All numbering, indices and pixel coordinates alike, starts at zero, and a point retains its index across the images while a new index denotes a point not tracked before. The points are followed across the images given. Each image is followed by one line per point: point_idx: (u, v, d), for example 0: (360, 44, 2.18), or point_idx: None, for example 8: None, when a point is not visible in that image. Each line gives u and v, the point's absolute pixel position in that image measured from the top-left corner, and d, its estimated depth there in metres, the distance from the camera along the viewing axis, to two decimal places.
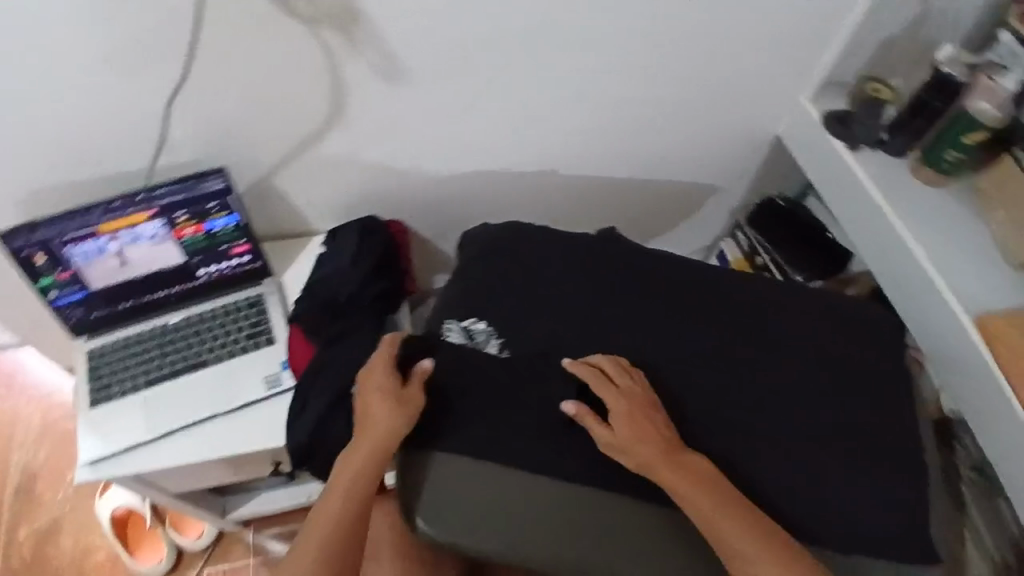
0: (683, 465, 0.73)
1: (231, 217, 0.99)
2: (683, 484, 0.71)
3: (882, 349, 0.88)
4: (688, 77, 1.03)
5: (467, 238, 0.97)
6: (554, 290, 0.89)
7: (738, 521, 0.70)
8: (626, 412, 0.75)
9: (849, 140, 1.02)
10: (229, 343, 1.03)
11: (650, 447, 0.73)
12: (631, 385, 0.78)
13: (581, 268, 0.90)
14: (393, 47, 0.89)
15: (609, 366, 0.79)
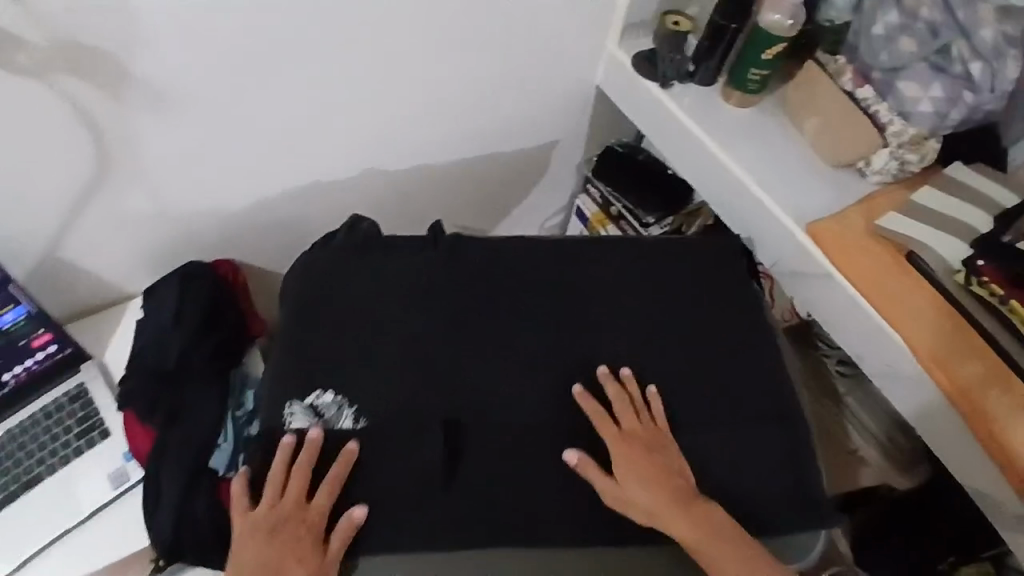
0: (685, 508, 0.73)
1: (19, 309, 0.85)
2: (683, 528, 0.72)
3: (721, 284, 0.91)
4: (487, 46, 1.00)
5: (298, 265, 0.89)
6: (397, 306, 0.84)
7: (734, 556, 0.70)
8: (629, 466, 0.75)
9: (659, 79, 1.04)
10: (57, 448, 0.90)
11: (649, 495, 0.73)
12: (637, 422, 0.78)
13: (421, 278, 0.86)
14: (146, 79, 0.81)
15: (618, 400, 0.79)
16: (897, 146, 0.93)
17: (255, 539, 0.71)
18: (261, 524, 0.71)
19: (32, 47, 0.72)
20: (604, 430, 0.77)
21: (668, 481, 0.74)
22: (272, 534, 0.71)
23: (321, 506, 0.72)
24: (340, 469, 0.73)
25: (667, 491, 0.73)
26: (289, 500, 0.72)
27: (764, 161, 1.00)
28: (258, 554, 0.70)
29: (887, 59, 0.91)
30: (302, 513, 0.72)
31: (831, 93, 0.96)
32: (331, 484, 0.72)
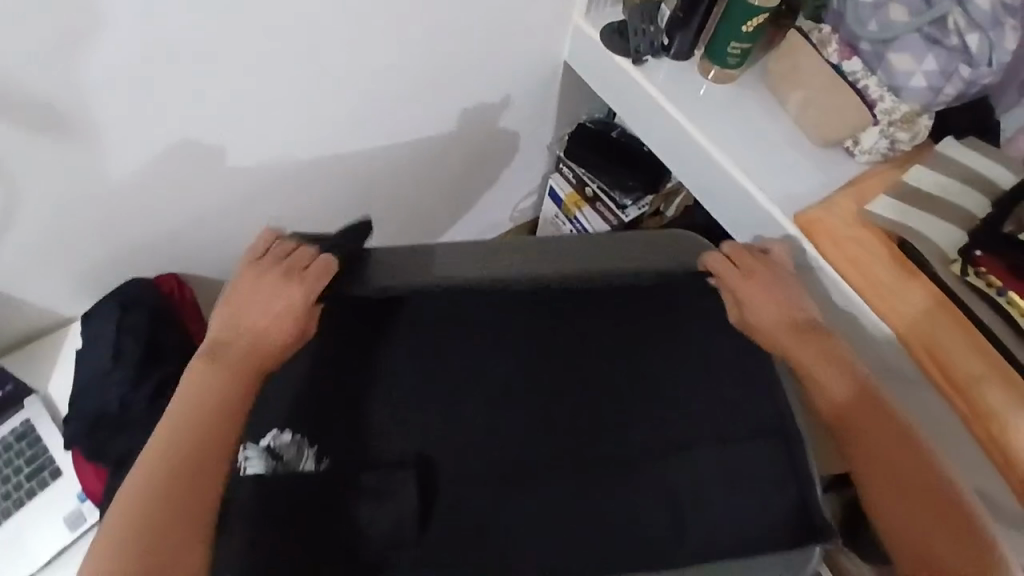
0: (810, 333, 0.81)
1: None
2: (795, 344, 0.80)
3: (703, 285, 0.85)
4: (440, 27, 0.89)
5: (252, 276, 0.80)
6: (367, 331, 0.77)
7: (848, 379, 0.77)
8: (748, 278, 0.83)
9: (631, 54, 0.95)
10: (8, 491, 0.84)
11: (772, 308, 0.82)
12: (773, 268, 0.84)
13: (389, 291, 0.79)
14: (51, 97, 0.70)
15: (737, 248, 0.85)
16: (887, 124, 0.87)
17: (237, 308, 0.76)
18: (234, 295, 0.77)
19: None
20: (725, 274, 0.83)
21: (791, 312, 0.82)
22: (244, 303, 0.76)
23: (316, 285, 0.76)
24: (324, 270, 0.76)
25: (795, 313, 0.82)
26: (282, 277, 0.76)
27: (743, 142, 0.93)
28: (259, 322, 0.75)
29: (877, 28, 0.83)
30: (300, 282, 0.76)
31: (816, 67, 0.89)
32: (322, 279, 0.76)
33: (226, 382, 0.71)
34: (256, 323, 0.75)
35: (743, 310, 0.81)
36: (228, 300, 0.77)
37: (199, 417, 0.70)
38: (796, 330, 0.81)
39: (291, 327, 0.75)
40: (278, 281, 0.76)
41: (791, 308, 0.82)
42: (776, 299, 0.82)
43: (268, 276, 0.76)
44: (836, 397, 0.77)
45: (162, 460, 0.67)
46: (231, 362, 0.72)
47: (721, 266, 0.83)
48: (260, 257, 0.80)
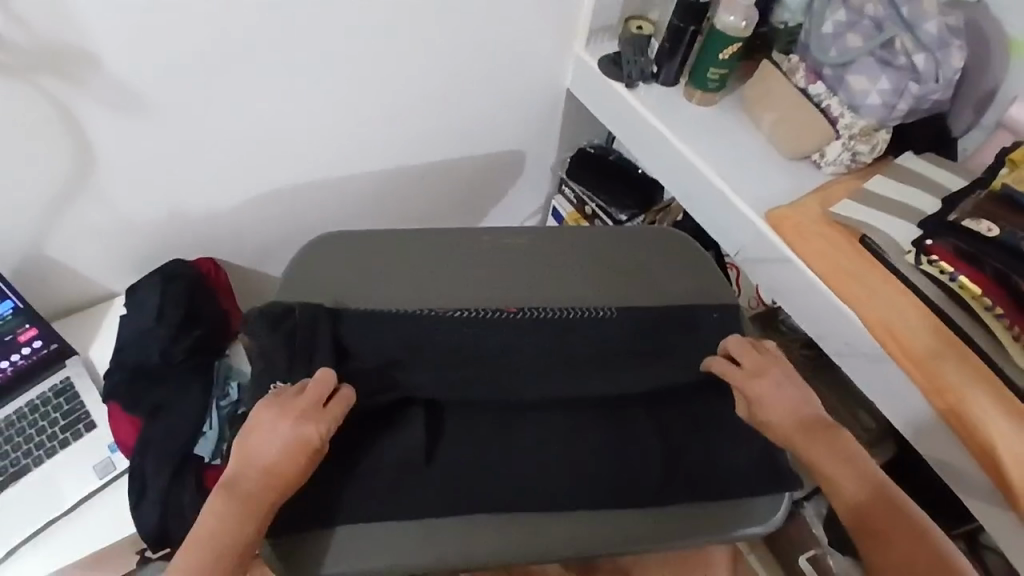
0: (813, 420, 0.76)
1: (7, 302, 0.86)
2: (803, 437, 0.75)
3: (699, 266, 0.94)
4: (462, 50, 1.03)
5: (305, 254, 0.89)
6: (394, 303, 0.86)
7: (838, 459, 0.73)
8: (756, 385, 0.78)
9: (624, 80, 1.09)
10: (44, 440, 0.90)
11: (784, 410, 0.76)
12: (773, 365, 0.80)
13: (410, 268, 0.89)
14: (127, 81, 0.81)
15: (738, 345, 0.82)
16: (848, 137, 0.99)
17: (256, 437, 0.69)
18: (261, 422, 0.70)
19: (12, 46, 0.72)
20: (731, 374, 0.79)
21: (806, 416, 0.76)
22: (267, 429, 0.70)
23: (332, 422, 0.70)
24: (342, 402, 0.72)
25: (798, 405, 0.77)
26: (292, 406, 0.71)
27: (722, 152, 1.05)
28: (269, 459, 0.68)
29: (836, 54, 0.98)
30: (317, 419, 0.70)
31: (784, 90, 1.03)
32: (338, 416, 0.71)
33: (243, 526, 0.66)
34: (273, 448, 0.68)
35: (756, 410, 0.77)
36: (246, 437, 0.69)
37: (219, 546, 0.66)
38: (799, 424, 0.75)
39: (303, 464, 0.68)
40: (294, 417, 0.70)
41: (799, 404, 0.77)
42: (796, 406, 0.77)
43: (280, 408, 0.70)
44: (837, 484, 0.73)
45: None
46: (246, 499, 0.67)
47: (729, 369, 0.80)
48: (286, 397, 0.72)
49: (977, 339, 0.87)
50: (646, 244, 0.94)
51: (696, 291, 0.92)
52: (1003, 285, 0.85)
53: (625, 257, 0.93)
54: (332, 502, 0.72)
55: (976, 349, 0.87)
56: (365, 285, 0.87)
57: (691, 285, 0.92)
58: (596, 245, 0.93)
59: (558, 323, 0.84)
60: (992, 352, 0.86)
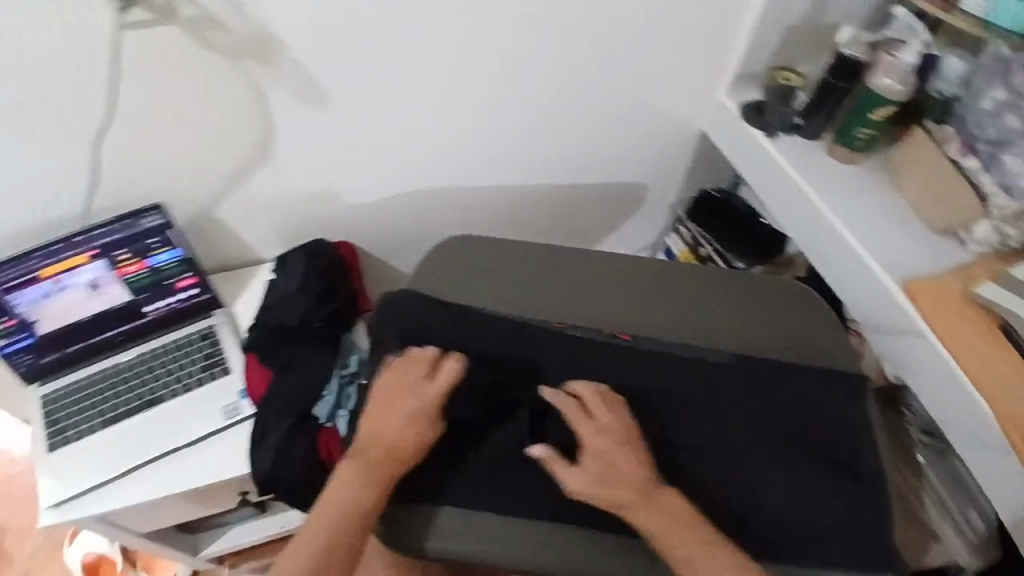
0: (625, 476, 0.74)
1: (174, 251, 0.97)
2: (625, 494, 0.73)
3: (818, 322, 0.93)
4: (611, 81, 1.08)
5: (441, 248, 0.97)
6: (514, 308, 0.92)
7: (676, 512, 0.72)
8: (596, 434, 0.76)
9: (765, 128, 1.09)
10: (183, 376, 1.00)
11: (590, 479, 0.74)
12: (608, 418, 0.77)
13: (533, 278, 0.95)
14: (313, 73, 0.89)
15: (587, 391, 0.79)
16: (999, 218, 0.93)
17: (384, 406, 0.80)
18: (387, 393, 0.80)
19: (231, 32, 0.82)
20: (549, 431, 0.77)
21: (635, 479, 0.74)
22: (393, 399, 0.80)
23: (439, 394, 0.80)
24: (449, 380, 0.80)
25: (620, 454, 0.75)
26: (412, 393, 0.80)
27: (862, 213, 1.03)
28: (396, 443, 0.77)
29: (995, 132, 0.94)
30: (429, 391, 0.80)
31: (936, 158, 0.99)
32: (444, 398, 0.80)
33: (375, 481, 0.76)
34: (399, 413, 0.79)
35: (574, 475, 0.74)
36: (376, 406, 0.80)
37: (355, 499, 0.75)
38: (633, 484, 0.73)
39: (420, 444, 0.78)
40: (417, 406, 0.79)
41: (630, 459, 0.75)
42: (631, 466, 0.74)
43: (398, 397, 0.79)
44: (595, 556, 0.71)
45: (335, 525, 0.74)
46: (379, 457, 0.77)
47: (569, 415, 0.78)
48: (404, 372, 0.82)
49: None
50: (765, 293, 0.95)
51: (811, 349, 0.91)
52: None
53: (745, 303, 0.94)
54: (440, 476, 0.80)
55: None
56: (489, 287, 0.94)
57: (806, 341, 0.91)
58: (718, 286, 0.95)
59: (669, 357, 0.87)
60: None
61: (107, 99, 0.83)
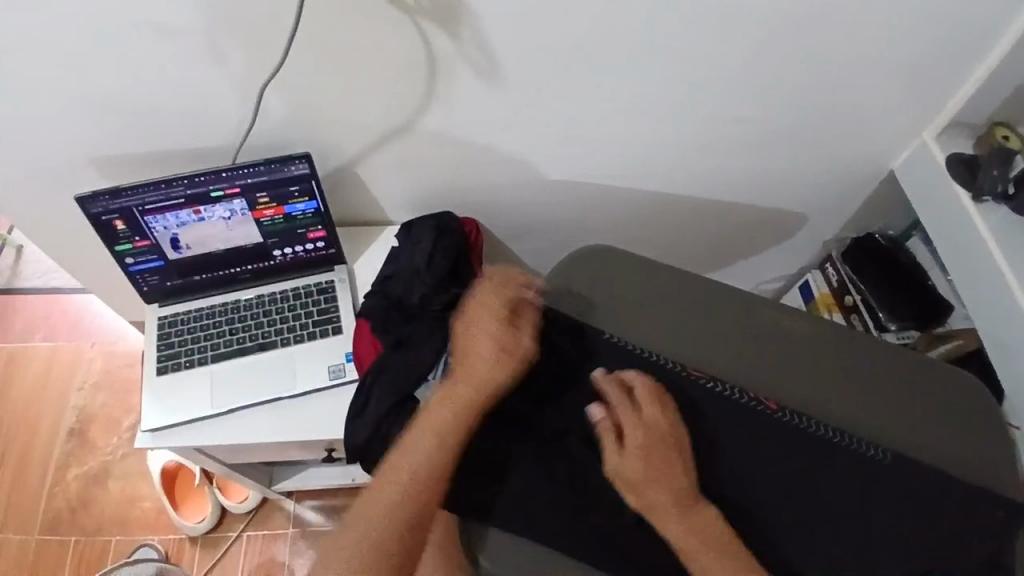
0: (665, 453, 0.76)
1: (311, 203, 0.94)
2: (640, 473, 0.75)
3: (983, 435, 0.82)
4: (803, 104, 0.96)
5: (580, 257, 0.91)
6: (647, 340, 0.87)
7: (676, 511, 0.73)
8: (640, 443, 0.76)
9: (972, 189, 0.95)
10: (296, 327, 0.99)
11: (635, 459, 0.75)
12: (659, 412, 0.78)
13: (674, 309, 0.88)
14: (494, 45, 0.83)
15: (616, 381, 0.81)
16: None
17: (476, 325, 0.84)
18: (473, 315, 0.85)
19: None
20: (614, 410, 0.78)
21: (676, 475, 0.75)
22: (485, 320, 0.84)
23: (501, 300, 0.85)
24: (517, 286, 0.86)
25: (660, 433, 0.77)
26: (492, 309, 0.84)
27: None
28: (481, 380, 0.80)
29: None
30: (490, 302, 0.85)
31: None
32: (531, 324, 0.83)
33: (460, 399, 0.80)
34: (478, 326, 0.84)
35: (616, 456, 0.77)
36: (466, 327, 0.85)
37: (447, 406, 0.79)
38: (672, 483, 0.74)
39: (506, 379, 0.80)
40: (496, 339, 0.82)
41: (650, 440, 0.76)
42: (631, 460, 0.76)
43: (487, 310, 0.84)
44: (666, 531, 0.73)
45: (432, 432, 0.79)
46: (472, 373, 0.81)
47: (608, 387, 0.80)
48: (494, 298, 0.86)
49: None
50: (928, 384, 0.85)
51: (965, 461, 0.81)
52: None
53: (901, 390, 0.85)
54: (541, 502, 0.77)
55: None
56: (625, 311, 0.88)
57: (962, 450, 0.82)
58: (876, 363, 0.86)
59: (806, 433, 0.79)
60: None
61: (284, 37, 0.80)
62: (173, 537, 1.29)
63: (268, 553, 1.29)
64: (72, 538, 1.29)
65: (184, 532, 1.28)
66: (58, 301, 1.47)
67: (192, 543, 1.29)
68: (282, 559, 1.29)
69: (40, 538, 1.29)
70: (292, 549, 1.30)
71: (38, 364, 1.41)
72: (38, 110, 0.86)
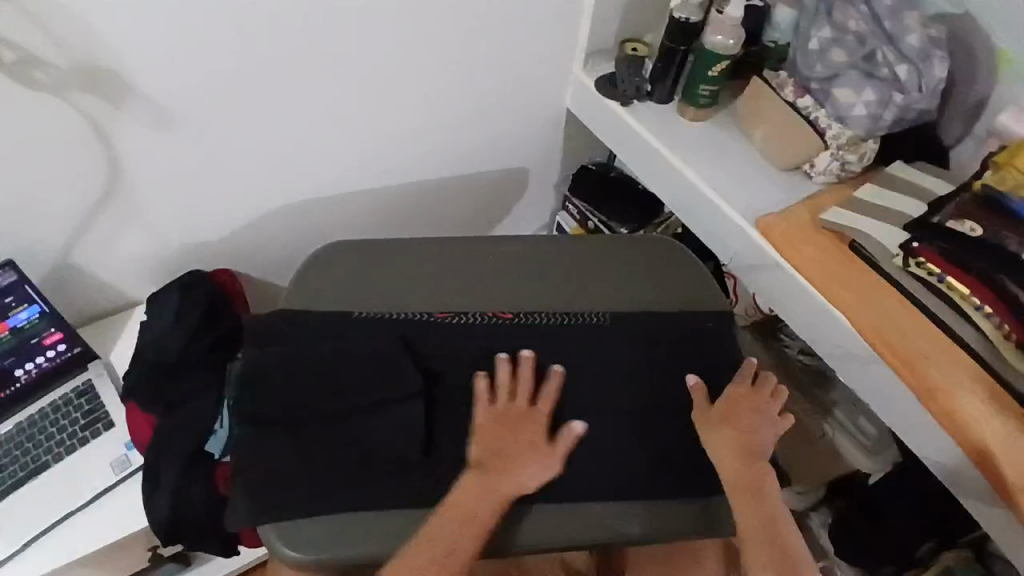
0: (757, 426, 0.90)
1: (34, 307, 0.91)
2: (735, 442, 0.87)
3: (677, 278, 1.03)
4: (465, 73, 1.10)
5: (313, 261, 0.99)
6: (394, 310, 0.96)
7: (754, 476, 0.86)
8: (735, 410, 0.89)
9: (620, 98, 1.13)
10: (64, 438, 0.94)
11: (729, 427, 0.88)
12: (771, 385, 0.92)
13: (411, 276, 0.99)
14: (154, 99, 0.87)
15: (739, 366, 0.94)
16: (836, 148, 1.01)
17: (501, 427, 0.86)
18: (503, 415, 0.87)
19: (50, 67, 0.79)
20: (739, 384, 0.92)
21: (756, 444, 0.88)
22: (515, 425, 0.86)
23: (525, 402, 0.88)
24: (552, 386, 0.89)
25: (762, 410, 0.91)
26: (527, 421, 0.87)
27: (717, 161, 1.09)
28: (504, 462, 0.84)
29: (822, 69, 1.01)
30: (524, 409, 0.88)
31: (775, 103, 1.05)
32: (552, 398, 0.88)
33: (495, 497, 0.81)
34: (512, 432, 0.86)
35: (712, 422, 0.88)
36: (494, 429, 0.86)
37: (488, 489, 0.81)
38: (752, 448, 0.88)
39: (532, 466, 0.84)
40: (507, 421, 0.87)
41: (749, 410, 0.90)
42: (725, 425, 0.88)
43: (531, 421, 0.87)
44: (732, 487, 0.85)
45: (487, 490, 0.81)
46: (511, 481, 0.83)
47: (555, 378, 0.89)
48: (506, 394, 0.88)
49: (969, 341, 0.89)
50: (625, 256, 1.04)
51: (668, 302, 1.01)
52: (990, 286, 0.88)
53: (609, 268, 1.02)
54: (342, 478, 0.83)
55: (968, 352, 0.89)
56: (365, 292, 0.97)
57: (663, 294, 1.01)
58: (583, 255, 1.03)
59: (534, 326, 0.95)
60: (985, 355, 0.88)
61: None
62: None
63: None
64: None
65: None
66: None
67: None
68: None
69: None
70: None
71: None
72: None
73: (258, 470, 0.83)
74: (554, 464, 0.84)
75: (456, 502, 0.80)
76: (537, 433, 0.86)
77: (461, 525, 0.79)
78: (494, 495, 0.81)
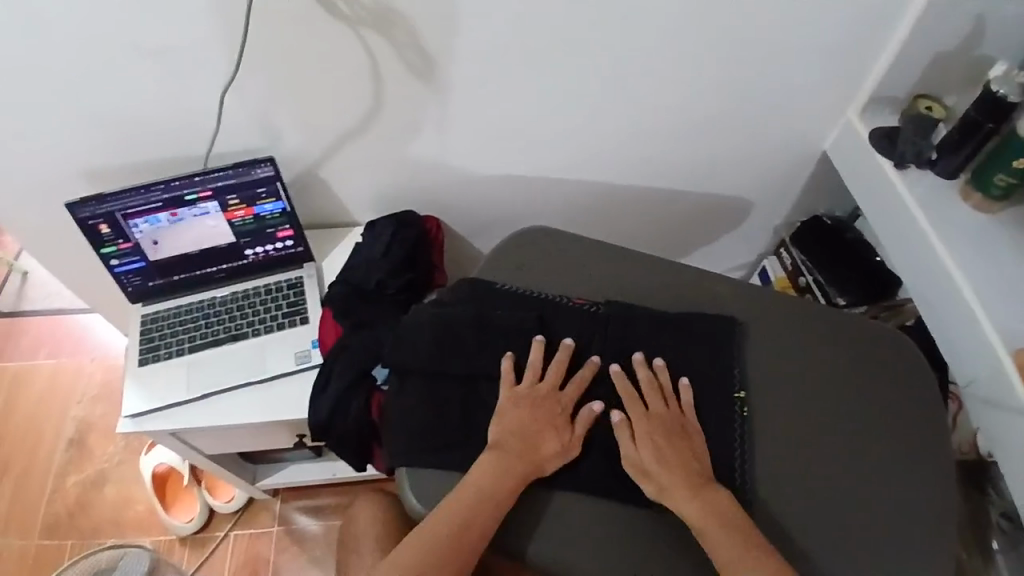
0: (679, 443, 0.82)
1: (278, 204, 1.02)
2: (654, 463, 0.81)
3: (891, 379, 0.91)
4: (728, 92, 1.03)
5: (518, 236, 1.01)
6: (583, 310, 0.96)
7: (707, 495, 0.79)
8: (654, 431, 0.82)
9: (894, 158, 1.00)
10: (266, 319, 1.07)
11: (647, 449, 0.82)
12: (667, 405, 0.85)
13: (609, 282, 0.97)
14: (430, 47, 0.91)
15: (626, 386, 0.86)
16: None
17: (516, 410, 0.85)
18: (524, 399, 0.85)
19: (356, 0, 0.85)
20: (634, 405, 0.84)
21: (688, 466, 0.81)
22: (530, 405, 0.85)
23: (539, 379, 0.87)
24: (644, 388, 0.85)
25: (679, 428, 0.83)
26: (537, 402, 0.85)
27: (987, 265, 0.93)
28: (522, 441, 0.82)
29: None
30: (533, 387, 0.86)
31: None
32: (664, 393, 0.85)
33: (501, 485, 0.79)
34: (523, 411, 0.84)
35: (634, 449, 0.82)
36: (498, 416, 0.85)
37: (499, 478, 0.80)
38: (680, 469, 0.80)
39: (553, 444, 0.83)
40: (530, 403, 0.85)
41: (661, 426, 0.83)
42: (648, 448, 0.82)
43: (528, 400, 0.85)
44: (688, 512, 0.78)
45: (484, 475, 0.80)
46: (513, 458, 0.81)
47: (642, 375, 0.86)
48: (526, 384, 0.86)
49: None
50: (841, 338, 0.93)
51: (873, 404, 0.89)
52: None
53: (820, 340, 0.93)
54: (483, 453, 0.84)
55: None
56: (555, 279, 0.98)
57: (871, 393, 0.90)
58: (796, 322, 0.94)
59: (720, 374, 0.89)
60: None
61: (240, 48, 0.89)
62: (164, 537, 1.35)
63: (254, 550, 1.34)
64: (69, 542, 1.36)
65: (174, 532, 1.33)
66: (60, 321, 1.58)
67: (182, 543, 1.35)
68: (266, 556, 1.34)
69: (40, 542, 1.36)
70: (277, 546, 1.35)
71: (42, 380, 1.51)
72: (31, 131, 0.96)
73: (412, 413, 0.87)
74: (576, 441, 0.83)
75: (465, 489, 0.79)
76: (542, 408, 0.85)
77: (475, 512, 0.78)
78: (489, 481, 0.80)
